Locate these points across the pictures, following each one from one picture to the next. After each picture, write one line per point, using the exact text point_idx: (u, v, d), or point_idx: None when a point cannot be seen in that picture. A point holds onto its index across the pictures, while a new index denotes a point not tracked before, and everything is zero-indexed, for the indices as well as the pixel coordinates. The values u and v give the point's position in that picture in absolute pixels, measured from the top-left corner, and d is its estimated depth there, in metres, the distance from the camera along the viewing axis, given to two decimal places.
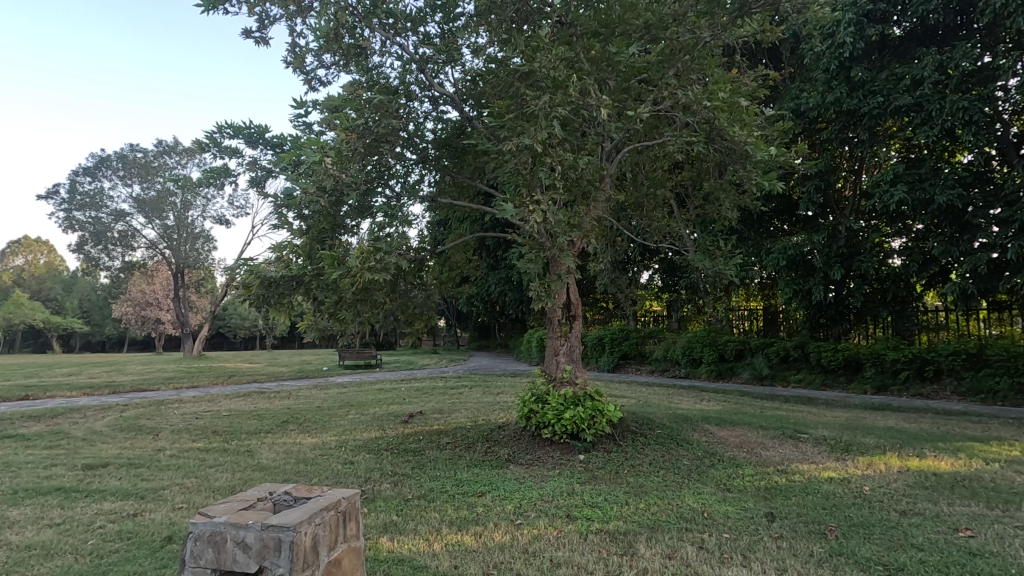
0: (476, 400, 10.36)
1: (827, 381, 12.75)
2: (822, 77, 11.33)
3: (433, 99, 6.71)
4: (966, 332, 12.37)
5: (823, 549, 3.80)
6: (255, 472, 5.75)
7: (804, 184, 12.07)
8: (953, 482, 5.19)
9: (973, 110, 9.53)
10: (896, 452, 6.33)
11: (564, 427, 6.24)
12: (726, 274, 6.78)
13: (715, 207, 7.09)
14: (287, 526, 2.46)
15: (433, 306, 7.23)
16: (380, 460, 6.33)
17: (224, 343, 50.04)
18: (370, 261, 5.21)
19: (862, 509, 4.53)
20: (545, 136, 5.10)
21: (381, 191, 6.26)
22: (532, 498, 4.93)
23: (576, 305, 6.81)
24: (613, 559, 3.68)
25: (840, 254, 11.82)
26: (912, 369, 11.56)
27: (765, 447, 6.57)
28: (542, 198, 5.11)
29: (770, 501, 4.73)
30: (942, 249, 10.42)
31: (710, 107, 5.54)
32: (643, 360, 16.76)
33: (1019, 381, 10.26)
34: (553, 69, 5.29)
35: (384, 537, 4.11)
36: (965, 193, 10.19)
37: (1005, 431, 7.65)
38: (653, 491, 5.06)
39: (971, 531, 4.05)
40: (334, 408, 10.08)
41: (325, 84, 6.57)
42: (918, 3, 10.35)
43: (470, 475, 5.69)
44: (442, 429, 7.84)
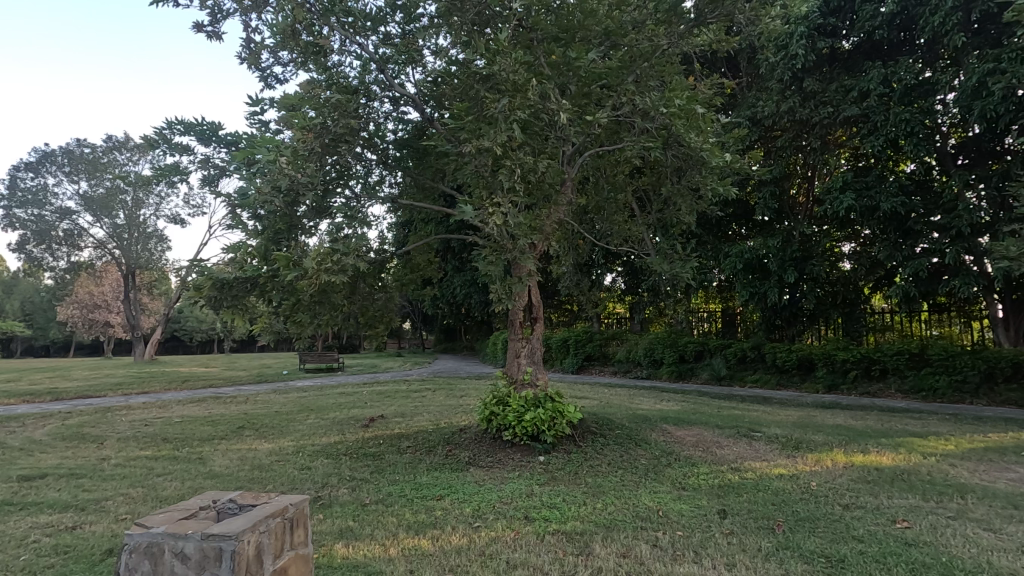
0: (439, 403, 10.28)
1: (781, 381, 13.18)
2: (777, 87, 11.73)
3: (393, 99, 6.66)
4: (909, 333, 13.04)
5: (770, 543, 3.92)
6: (206, 480, 5.56)
7: (760, 190, 12.46)
8: (893, 476, 5.44)
9: (913, 122, 10.08)
10: (842, 448, 6.59)
11: (525, 430, 6.24)
12: (683, 277, 6.95)
13: (673, 212, 7.25)
14: (228, 535, 2.40)
15: (394, 309, 7.16)
16: (338, 465, 6.22)
17: (179, 347, 48.24)
18: (326, 263, 5.14)
19: (809, 504, 4.70)
20: (505, 139, 5.14)
21: (340, 192, 6.15)
22: (491, 501, 4.93)
23: (538, 307, 6.84)
24: (569, 559, 3.72)
25: (794, 258, 12.23)
26: (860, 368, 12.08)
27: (720, 446, 6.75)
28: (503, 201, 5.12)
29: (723, 499, 4.85)
30: (888, 254, 10.92)
31: (666, 114, 5.64)
32: (606, 361, 16.97)
33: (957, 379, 10.82)
34: (513, 72, 5.31)
35: (339, 543, 4.04)
36: (909, 200, 10.68)
37: (943, 427, 8.06)
38: (611, 491, 5.12)
39: (907, 522, 4.25)
40: (292, 413, 9.83)
41: (282, 82, 6.44)
42: (865, 19, 10.79)
43: (429, 478, 5.64)
44: (403, 433, 7.74)
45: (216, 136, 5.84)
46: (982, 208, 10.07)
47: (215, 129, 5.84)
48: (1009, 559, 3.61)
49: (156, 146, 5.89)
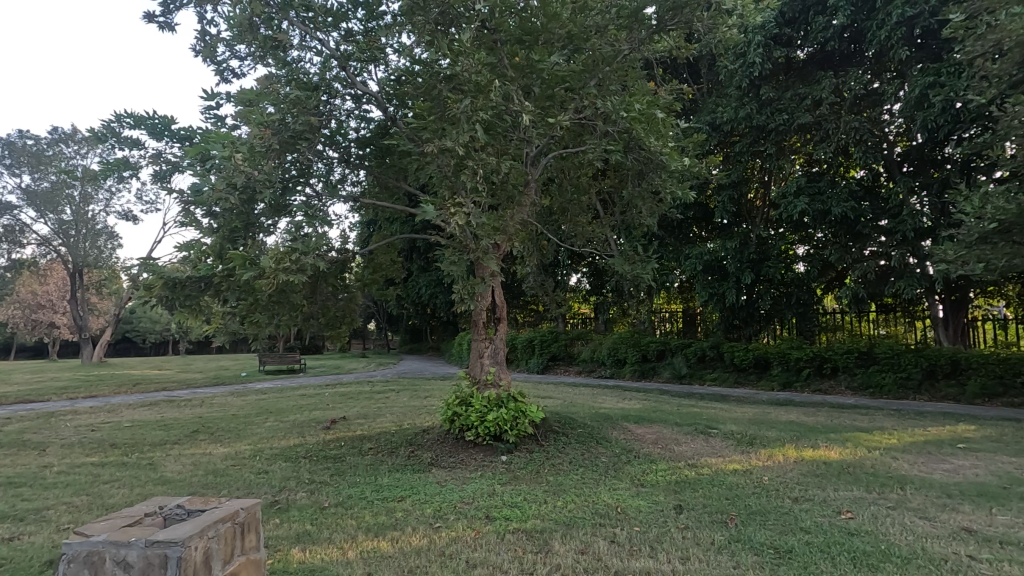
0: (403, 404, 10.20)
1: (739, 379, 13.56)
2: (735, 94, 12.04)
3: (356, 97, 6.59)
4: (858, 332, 13.61)
5: (723, 536, 4.05)
6: (157, 486, 5.37)
7: (719, 194, 12.81)
8: (839, 470, 5.67)
9: (862, 131, 10.70)
10: (793, 443, 6.84)
11: (487, 429, 6.25)
12: (644, 278, 7.09)
13: (634, 214, 7.39)
14: (174, 541, 2.34)
15: (355, 309, 7.06)
16: (297, 468, 6.11)
17: (132, 349, 46.40)
18: (284, 262, 5.04)
19: (760, 497, 4.88)
20: (467, 140, 5.16)
21: (300, 191, 6.02)
22: (452, 501, 4.93)
23: (501, 307, 6.85)
24: (527, 557, 3.75)
25: (751, 259, 12.63)
26: (813, 367, 12.58)
27: (678, 442, 6.92)
28: (465, 201, 5.12)
29: (679, 495, 4.98)
30: (838, 256, 11.39)
31: (626, 118, 5.75)
32: (571, 361, 17.15)
33: (901, 376, 11.35)
34: (476, 73, 5.33)
35: (295, 547, 3.97)
36: (858, 205, 11.17)
37: (888, 422, 8.46)
38: (571, 488, 5.19)
39: (851, 513, 4.45)
40: (250, 416, 9.59)
41: (239, 77, 6.28)
42: (818, 30, 11.20)
43: (390, 480, 5.59)
44: (365, 434, 7.65)
45: (168, 131, 5.65)
46: (924, 214, 10.61)
47: (168, 123, 5.65)
48: (942, 545, 3.82)
49: (104, 140, 5.66)
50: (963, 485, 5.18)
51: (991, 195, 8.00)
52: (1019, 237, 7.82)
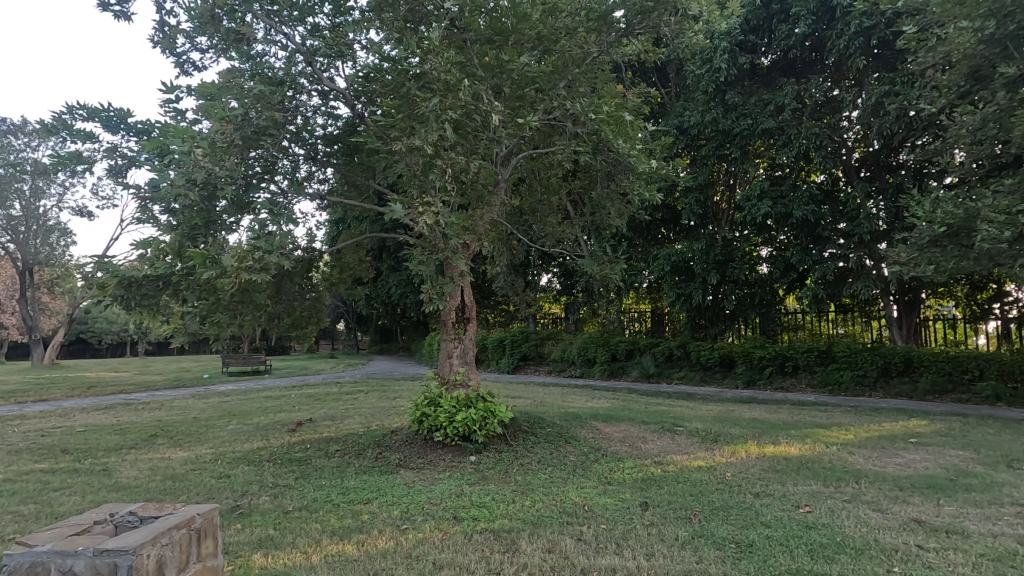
0: (371, 405, 10.07)
1: (705, 377, 13.83)
2: (702, 98, 12.27)
3: (323, 93, 6.47)
4: (818, 331, 14.04)
5: (687, 532, 4.12)
6: (111, 493, 5.17)
7: (686, 196, 13.05)
8: (799, 465, 5.84)
9: (822, 137, 11.05)
10: (756, 440, 7.03)
11: (455, 430, 6.22)
12: (613, 279, 7.16)
13: (603, 215, 7.46)
14: (125, 550, 2.26)
15: (322, 309, 6.92)
16: (260, 472, 5.96)
17: (87, 350, 44.62)
18: (246, 261, 4.92)
19: (722, 493, 4.98)
20: (436, 139, 5.13)
21: (264, 187, 5.88)
22: (419, 502, 4.89)
23: (470, 307, 6.82)
24: (494, 557, 3.75)
25: (717, 261, 12.92)
26: (775, 365, 12.93)
27: (645, 440, 7.02)
28: (434, 200, 5.09)
29: (645, 492, 5.05)
30: (799, 257, 11.73)
31: (595, 120, 5.80)
32: (541, 360, 17.22)
33: (858, 374, 11.76)
34: (445, 71, 5.30)
35: (257, 553, 3.87)
36: (818, 208, 11.53)
37: (845, 418, 8.75)
38: (539, 488, 5.21)
39: (809, 507, 4.59)
40: (212, 419, 9.32)
41: (200, 69, 6.11)
42: (781, 38, 11.51)
43: (356, 482, 5.51)
44: (332, 436, 7.53)
45: (124, 124, 5.45)
46: (880, 217, 11.01)
47: (123, 116, 5.44)
48: (893, 536, 3.98)
49: (55, 133, 5.42)
50: (913, 477, 5.41)
51: (941, 200, 8.37)
52: (966, 241, 8.21)
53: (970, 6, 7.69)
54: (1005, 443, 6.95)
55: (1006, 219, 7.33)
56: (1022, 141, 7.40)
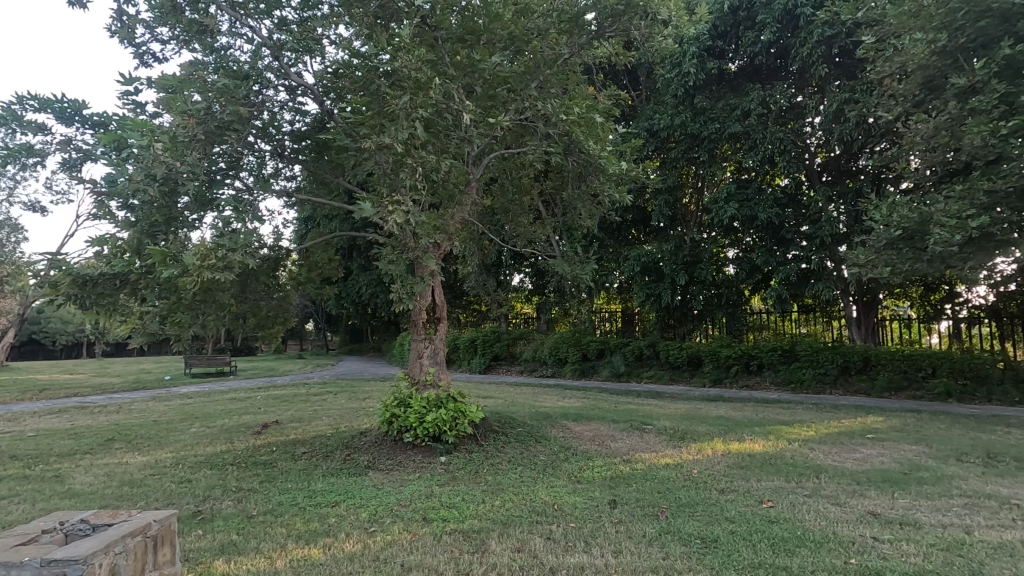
0: (339, 406, 9.92)
1: (673, 376, 14.06)
2: (672, 101, 12.49)
3: (290, 88, 6.35)
4: (781, 331, 14.44)
5: (654, 528, 4.19)
6: (63, 500, 4.96)
7: (656, 198, 13.26)
8: (763, 462, 6.00)
9: (786, 142, 11.37)
10: (721, 437, 7.19)
11: (426, 431, 6.19)
12: (583, 279, 7.22)
13: (574, 216, 7.51)
14: (75, 558, 2.17)
15: (289, 309, 6.79)
16: (223, 476, 5.81)
17: (41, 352, 42.79)
18: (209, 260, 4.78)
19: (689, 490, 5.08)
20: (406, 137, 5.08)
21: (229, 184, 5.72)
22: (388, 504, 4.83)
23: (441, 307, 6.78)
24: (464, 557, 3.73)
25: (685, 262, 13.16)
26: (741, 364, 13.23)
27: (614, 439, 7.11)
28: (404, 199, 5.04)
29: (613, 490, 5.10)
30: (764, 259, 12.04)
31: (566, 121, 5.85)
32: (513, 360, 17.25)
33: (819, 372, 12.14)
34: (416, 69, 5.26)
35: (219, 559, 3.77)
36: (782, 211, 11.85)
37: (807, 415, 9.02)
38: (509, 488, 5.21)
39: (771, 502, 4.72)
40: (174, 422, 9.05)
41: (161, 61, 5.92)
42: (747, 44, 11.82)
43: (323, 485, 5.42)
44: (299, 438, 7.39)
45: (79, 115, 5.24)
46: (841, 220, 11.39)
47: (78, 108, 5.24)
48: (851, 528, 4.12)
49: (4, 124, 5.17)
50: (869, 472, 5.62)
51: (897, 204, 8.71)
52: (920, 244, 8.55)
53: (925, 18, 8.02)
54: (954, 438, 7.27)
55: (957, 224, 7.67)
56: (971, 149, 7.75)
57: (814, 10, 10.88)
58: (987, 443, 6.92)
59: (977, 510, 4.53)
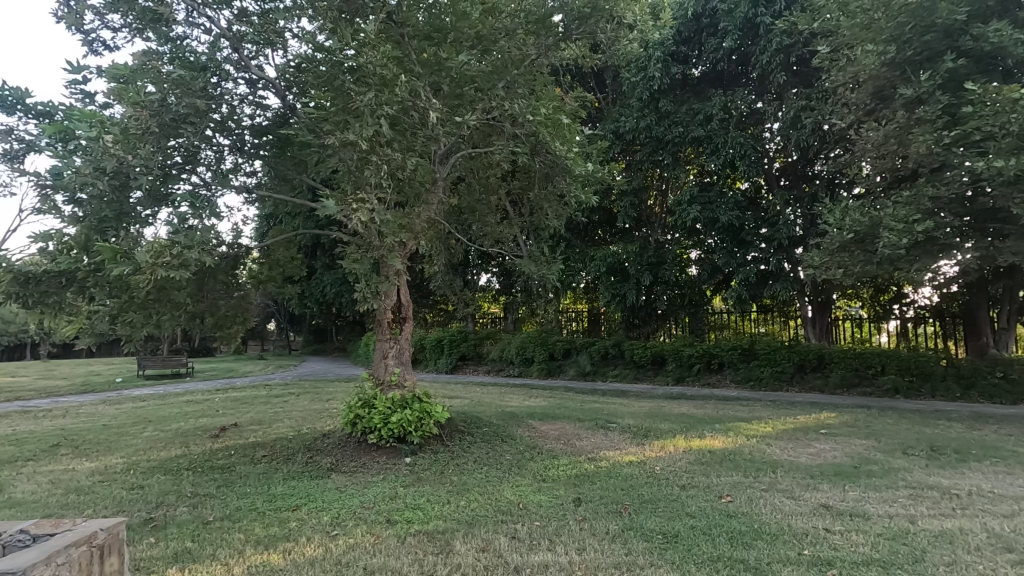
0: (301, 408, 9.70)
1: (638, 375, 14.29)
2: (637, 104, 12.69)
3: (250, 82, 6.18)
4: (741, 330, 14.86)
5: (617, 525, 4.24)
6: (3, 510, 4.70)
7: (621, 199, 13.45)
8: (722, 457, 6.16)
9: (747, 146, 11.70)
10: (683, 434, 7.34)
11: (390, 432, 6.11)
12: (550, 279, 7.26)
13: (541, 216, 7.54)
14: (13, 570, 2.06)
15: (249, 308, 6.60)
16: (178, 481, 5.61)
17: None
18: (163, 257, 4.61)
19: (651, 486, 5.17)
20: (371, 134, 5.01)
21: (185, 179, 5.53)
22: (351, 507, 4.76)
23: (406, 307, 6.72)
24: (428, 559, 3.71)
25: (650, 262, 13.40)
26: (702, 363, 13.55)
27: (579, 437, 7.17)
28: (369, 197, 4.97)
29: (578, 488, 5.15)
30: (725, 260, 12.37)
31: (533, 121, 5.86)
32: (480, 360, 17.22)
33: (776, 370, 12.54)
34: (381, 66, 5.19)
35: (172, 568, 3.64)
36: (743, 214, 12.18)
37: (765, 412, 9.31)
38: (475, 488, 5.20)
39: (730, 496, 4.85)
40: (126, 426, 8.69)
41: (111, 49, 5.68)
42: (710, 51, 12.11)
43: (284, 488, 5.30)
44: (259, 441, 7.20)
45: (21, 104, 4.97)
46: (797, 224, 11.78)
47: (21, 96, 4.96)
48: (805, 521, 4.27)
49: None
50: (823, 466, 5.84)
51: (849, 209, 9.07)
52: (870, 247, 8.92)
53: (875, 31, 8.38)
54: (901, 432, 7.62)
55: (904, 228, 8.04)
56: (917, 157, 8.14)
57: (773, 20, 11.23)
58: (931, 437, 7.27)
59: (921, 500, 4.77)
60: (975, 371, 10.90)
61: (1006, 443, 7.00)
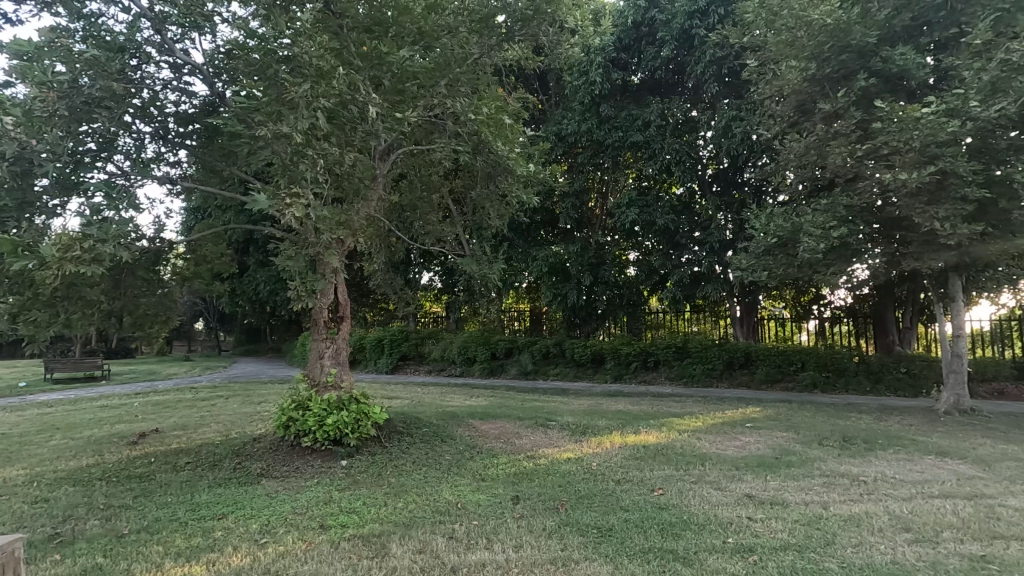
0: (230, 412, 9.24)
1: (578, 373, 14.56)
2: (579, 108, 12.93)
3: (174, 66, 5.83)
4: (676, 329, 15.45)
5: (554, 521, 4.31)
6: None
7: (563, 201, 13.69)
8: (655, 452, 6.39)
9: (682, 153, 12.25)
10: (619, 430, 7.55)
11: (326, 434, 5.93)
12: (491, 278, 7.27)
13: (483, 216, 7.52)
14: None
15: (172, 307, 6.20)
16: (89, 492, 5.21)
17: None
18: (72, 251, 4.26)
19: (588, 482, 5.28)
20: (307, 127, 4.84)
21: (100, 168, 5.14)
22: (283, 513, 4.59)
23: (344, 305, 6.54)
24: (362, 563, 3.62)
25: (590, 263, 13.72)
26: (639, 361, 14.00)
27: (519, 436, 7.23)
28: (303, 192, 4.79)
29: (517, 486, 5.19)
30: (661, 261, 12.92)
31: (475, 120, 5.83)
32: (421, 359, 17.02)
33: (708, 367, 13.13)
34: (318, 57, 5.03)
35: None
36: (678, 218, 12.68)
37: (696, 407, 9.72)
38: (413, 489, 5.13)
39: (662, 489, 5.04)
40: (30, 434, 7.99)
41: (14, 23, 5.19)
42: (649, 58, 12.50)
43: (209, 496, 5.03)
44: (182, 447, 6.80)
45: None
46: (728, 228, 12.37)
47: None
48: (729, 510, 4.49)
49: None
50: (747, 458, 6.17)
51: (774, 215, 9.62)
52: (792, 251, 9.50)
53: (799, 47, 8.91)
54: (817, 425, 8.16)
55: (822, 233, 8.62)
56: (834, 168, 8.74)
57: (708, 32, 11.74)
58: (843, 428, 7.84)
59: (833, 487, 5.13)
60: (882, 366, 11.83)
61: (907, 432, 7.65)
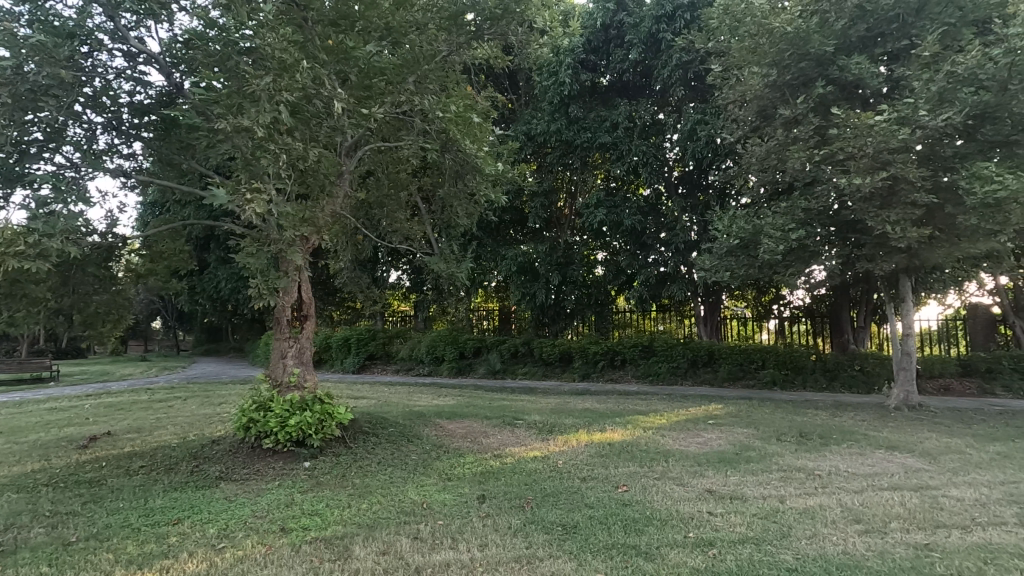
0: (188, 414, 8.95)
1: (546, 372, 14.65)
2: (548, 108, 13.00)
3: (128, 54, 5.61)
4: (642, 328, 15.69)
5: (519, 520, 4.32)
6: None
7: (532, 200, 13.74)
8: (620, 449, 6.47)
9: (649, 155, 12.42)
10: (585, 429, 7.62)
11: (288, 435, 5.80)
12: (459, 277, 7.22)
13: (450, 214, 7.46)
14: None
15: (126, 306, 5.96)
16: (34, 499, 4.97)
17: None
18: (15, 246, 4.06)
19: (554, 480, 5.31)
20: (269, 121, 4.72)
21: (47, 160, 4.90)
22: (242, 516, 4.47)
23: (308, 304, 6.41)
24: (324, 566, 3.56)
25: (559, 263, 13.82)
26: (606, 359, 14.16)
27: (486, 435, 7.22)
28: (265, 187, 4.64)
29: (483, 485, 5.18)
30: (629, 261, 13.07)
31: (443, 117, 5.78)
32: (389, 359, 16.84)
33: (672, 365, 13.39)
34: (281, 50, 4.92)
35: None
36: (644, 219, 12.87)
37: (661, 404, 9.90)
38: (378, 490, 5.07)
39: (625, 486, 5.11)
40: None
41: None
42: (617, 61, 12.65)
43: (164, 501, 4.86)
44: (136, 451, 6.56)
45: None
46: (693, 229, 12.62)
47: None
48: (690, 505, 4.59)
49: None
50: (708, 454, 6.31)
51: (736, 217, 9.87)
52: (753, 252, 9.76)
53: (760, 54, 9.17)
54: (776, 421, 8.41)
55: (781, 236, 8.88)
56: (794, 172, 9.01)
57: (674, 37, 11.96)
58: (800, 424, 8.11)
59: (789, 482, 5.29)
60: (838, 364, 12.27)
61: (859, 428, 7.96)
